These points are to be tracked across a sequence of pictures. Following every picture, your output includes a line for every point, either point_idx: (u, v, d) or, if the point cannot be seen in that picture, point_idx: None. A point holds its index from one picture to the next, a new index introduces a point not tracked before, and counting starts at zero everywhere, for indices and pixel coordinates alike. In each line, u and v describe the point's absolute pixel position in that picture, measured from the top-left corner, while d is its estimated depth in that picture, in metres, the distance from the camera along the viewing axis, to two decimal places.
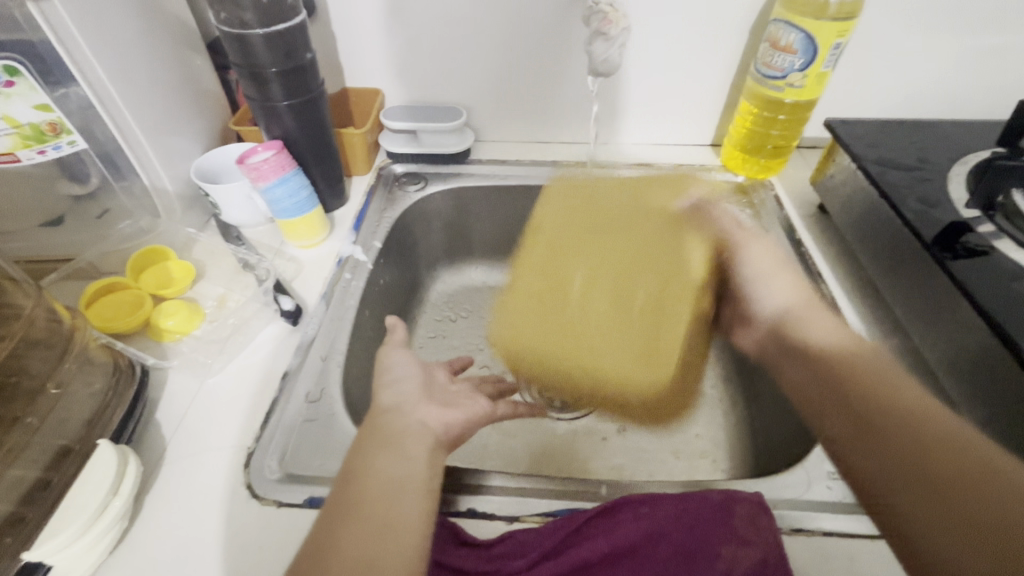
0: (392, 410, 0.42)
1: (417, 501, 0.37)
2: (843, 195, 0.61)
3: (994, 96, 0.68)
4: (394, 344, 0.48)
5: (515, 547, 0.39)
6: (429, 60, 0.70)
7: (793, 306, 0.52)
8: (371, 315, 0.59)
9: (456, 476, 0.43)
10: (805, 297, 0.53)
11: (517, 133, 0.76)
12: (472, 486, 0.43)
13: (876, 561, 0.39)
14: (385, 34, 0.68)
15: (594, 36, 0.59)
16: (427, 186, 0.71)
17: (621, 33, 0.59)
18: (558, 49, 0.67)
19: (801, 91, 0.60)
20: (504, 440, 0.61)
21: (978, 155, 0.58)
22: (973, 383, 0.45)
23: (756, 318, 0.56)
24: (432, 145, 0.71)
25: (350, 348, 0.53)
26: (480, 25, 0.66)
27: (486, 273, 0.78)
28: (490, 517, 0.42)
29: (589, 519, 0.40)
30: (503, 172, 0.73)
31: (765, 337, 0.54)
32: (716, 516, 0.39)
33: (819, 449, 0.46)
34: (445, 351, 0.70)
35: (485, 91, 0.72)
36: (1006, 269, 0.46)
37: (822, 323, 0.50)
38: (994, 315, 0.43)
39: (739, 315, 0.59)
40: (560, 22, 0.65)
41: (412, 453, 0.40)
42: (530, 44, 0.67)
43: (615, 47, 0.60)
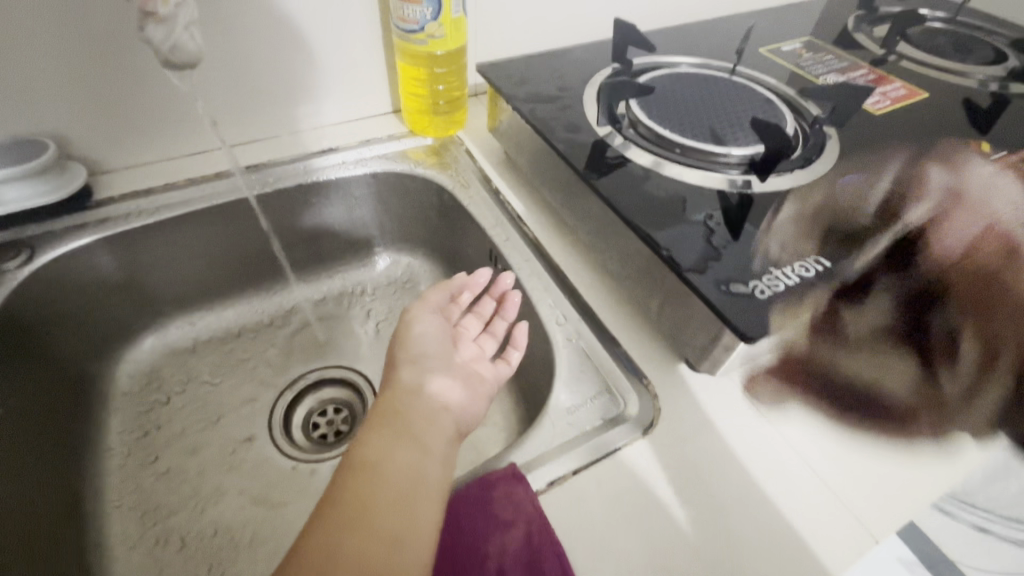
0: (416, 392, 0.44)
1: (427, 507, 0.35)
2: (515, 138, 0.63)
3: (626, 8, 0.72)
4: (422, 308, 0.51)
5: (463, 537, 0.37)
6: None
7: (425, 384, 0.45)
8: None
9: (424, 483, 0.37)
10: (442, 445, 0.41)
11: (151, 152, 0.61)
12: (386, 515, 0.34)
13: (622, 482, 0.40)
14: None
15: (141, 17, 0.45)
16: (37, 255, 0.54)
17: (178, 12, 0.45)
18: (127, 46, 0.53)
19: (444, 40, 0.59)
20: (268, 514, 0.54)
21: (611, 68, 0.61)
22: (656, 293, 0.47)
23: (418, 486, 0.37)
24: (20, 199, 0.53)
25: None
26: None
27: (194, 327, 0.67)
28: (392, 478, 0.36)
29: (455, 545, 0.37)
30: (151, 205, 0.59)
31: (441, 450, 0.40)
32: (527, 562, 0.35)
33: (557, 387, 0.46)
34: (163, 445, 0.58)
35: (71, 113, 0.55)
36: (662, 192, 0.48)
37: (421, 416, 0.42)
38: (645, 230, 0.45)
39: (418, 466, 0.38)
40: (112, 10, 0.50)
41: (428, 453, 0.39)
42: (85, 46, 0.51)
43: (180, 30, 0.46)
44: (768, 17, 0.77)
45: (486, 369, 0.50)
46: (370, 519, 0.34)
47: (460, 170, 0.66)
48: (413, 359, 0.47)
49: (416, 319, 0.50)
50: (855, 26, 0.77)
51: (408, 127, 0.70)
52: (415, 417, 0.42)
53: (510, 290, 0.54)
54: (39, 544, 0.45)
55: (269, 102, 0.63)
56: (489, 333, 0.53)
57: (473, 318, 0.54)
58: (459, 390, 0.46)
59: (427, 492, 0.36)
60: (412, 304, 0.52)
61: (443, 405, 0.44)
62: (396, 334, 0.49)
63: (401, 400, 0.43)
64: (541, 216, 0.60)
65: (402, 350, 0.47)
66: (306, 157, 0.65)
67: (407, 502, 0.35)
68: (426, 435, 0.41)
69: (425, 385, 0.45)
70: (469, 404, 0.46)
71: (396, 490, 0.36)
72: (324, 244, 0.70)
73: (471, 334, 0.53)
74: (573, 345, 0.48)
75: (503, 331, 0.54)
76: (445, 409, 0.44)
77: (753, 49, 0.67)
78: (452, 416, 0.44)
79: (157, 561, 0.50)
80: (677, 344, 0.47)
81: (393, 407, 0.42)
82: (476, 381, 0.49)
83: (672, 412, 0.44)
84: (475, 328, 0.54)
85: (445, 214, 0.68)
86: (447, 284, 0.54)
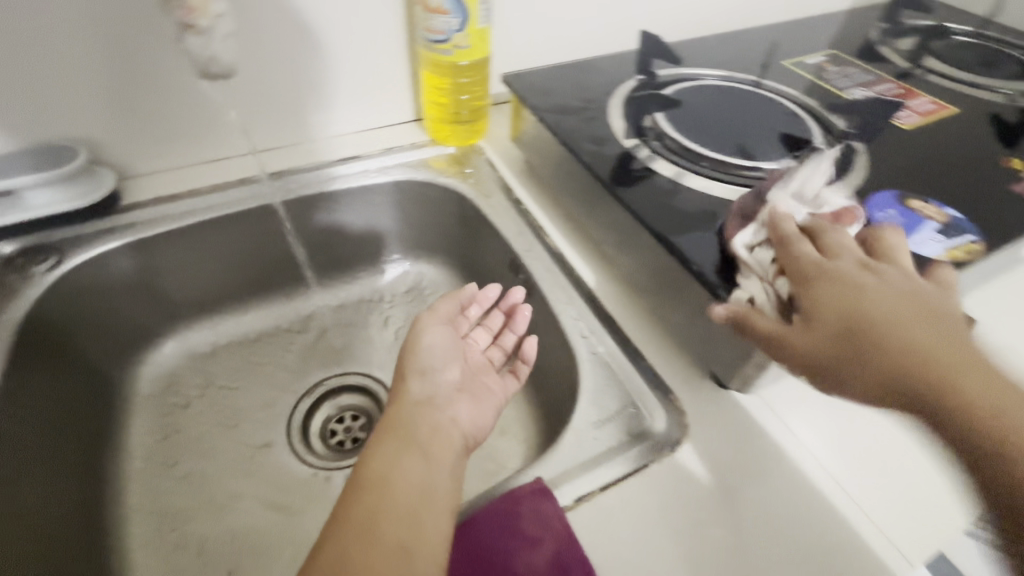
0: (425, 404, 0.44)
1: (437, 517, 0.35)
2: (538, 148, 0.63)
3: (650, 20, 0.72)
4: (433, 319, 0.50)
5: (488, 555, 0.36)
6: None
7: (433, 397, 0.45)
8: None
9: (435, 493, 0.37)
10: (449, 454, 0.41)
11: (178, 158, 0.62)
12: (400, 525, 0.34)
13: (649, 499, 0.40)
14: None
15: (181, 29, 0.45)
16: (64, 259, 0.54)
17: (216, 23, 0.46)
18: (159, 54, 0.53)
19: (469, 51, 0.59)
20: (287, 521, 0.54)
21: (635, 80, 0.61)
22: (682, 307, 0.47)
23: (426, 496, 0.36)
24: (46, 204, 0.54)
25: None
26: (32, 39, 0.48)
27: (213, 331, 0.67)
28: (403, 488, 0.36)
29: (481, 562, 0.36)
30: (176, 211, 0.59)
31: (447, 459, 0.40)
32: None
33: (582, 400, 0.46)
34: (183, 450, 0.58)
35: (102, 120, 0.55)
36: (691, 205, 0.47)
37: (428, 426, 0.42)
38: (674, 242, 0.45)
39: (424, 476, 0.38)
40: (144, 19, 0.51)
41: (436, 463, 0.39)
42: (119, 54, 0.52)
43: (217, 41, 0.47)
44: (791, 30, 0.77)
45: (495, 382, 0.51)
46: (380, 531, 0.33)
47: (482, 180, 0.66)
48: (423, 371, 0.46)
49: (427, 330, 0.49)
50: (880, 39, 0.76)
51: (430, 135, 0.70)
52: (423, 427, 0.42)
53: (520, 303, 0.55)
54: (63, 547, 0.45)
55: (295, 110, 0.63)
56: (497, 346, 0.55)
57: (483, 331, 0.55)
58: (467, 402, 0.47)
59: (437, 501, 0.36)
60: (421, 313, 0.50)
61: (450, 416, 0.44)
62: (406, 345, 0.48)
63: (408, 411, 0.43)
64: (563, 227, 0.60)
65: (410, 362, 0.46)
66: (329, 165, 0.65)
67: (417, 512, 0.35)
68: (433, 445, 0.40)
69: (434, 399, 0.45)
70: (479, 416, 0.46)
71: (405, 501, 0.35)
72: (344, 251, 0.70)
73: (479, 346, 0.55)
74: (598, 358, 0.48)
75: (512, 343, 0.55)
76: (453, 423, 0.44)
77: (778, 63, 0.66)
78: (461, 430, 0.44)
79: (177, 566, 0.50)
80: (705, 360, 0.46)
81: (398, 419, 0.42)
82: (485, 395, 0.49)
83: (698, 429, 0.43)
84: (484, 340, 0.55)
85: (465, 222, 0.68)
86: (459, 295, 0.53)
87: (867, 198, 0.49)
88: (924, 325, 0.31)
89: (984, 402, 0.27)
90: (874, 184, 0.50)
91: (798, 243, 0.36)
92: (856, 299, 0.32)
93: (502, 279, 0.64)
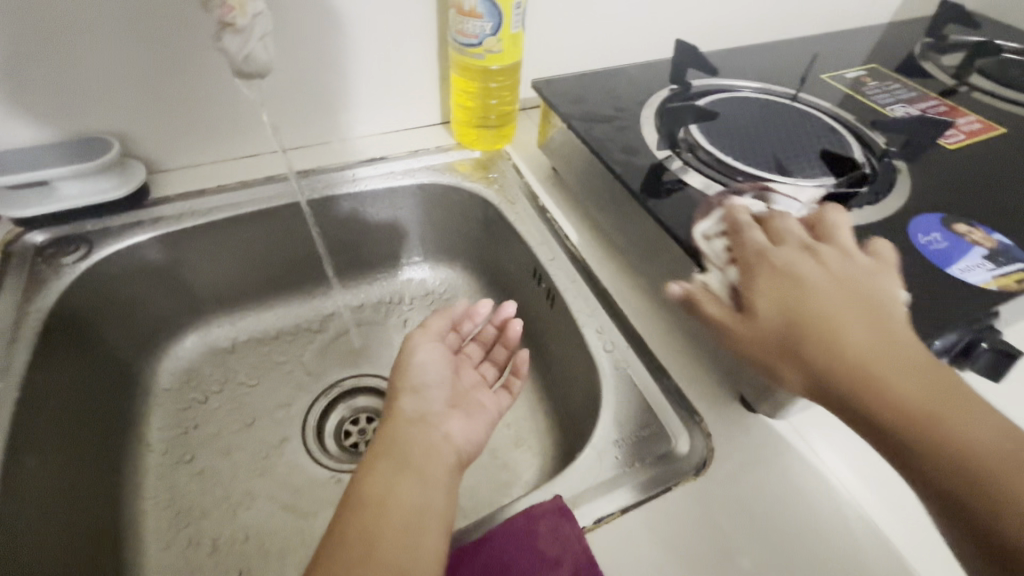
0: (419, 420, 0.42)
1: (434, 537, 0.35)
2: (565, 156, 0.62)
3: (684, 29, 0.70)
4: (425, 335, 0.50)
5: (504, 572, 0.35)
6: (12, 81, 0.50)
7: (426, 413, 0.43)
8: (23, 470, 0.43)
9: (435, 513, 0.36)
10: (443, 470, 0.39)
11: (207, 153, 0.62)
12: (400, 547, 0.34)
13: (670, 523, 0.38)
14: None
15: (219, 28, 0.45)
16: (93, 251, 0.55)
17: (254, 23, 0.46)
18: (195, 51, 0.54)
19: (501, 56, 0.58)
20: (299, 522, 0.53)
21: (668, 89, 0.59)
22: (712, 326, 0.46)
23: (422, 517, 0.36)
24: (78, 196, 0.54)
25: None
26: (73, 33, 0.49)
27: (233, 327, 0.67)
28: (401, 510, 0.36)
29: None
30: (201, 207, 0.60)
31: (440, 476, 0.39)
32: None
33: (604, 417, 0.45)
34: (200, 444, 0.58)
35: (136, 115, 0.56)
36: None
37: (421, 441, 0.41)
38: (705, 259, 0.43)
39: (421, 495, 0.37)
40: (181, 15, 0.51)
41: (431, 482, 0.38)
42: (156, 50, 0.52)
43: (254, 41, 0.47)
44: (830, 42, 0.75)
45: (489, 397, 0.49)
46: (376, 557, 0.33)
47: (507, 186, 0.65)
48: (417, 388, 0.45)
49: (420, 346, 0.49)
50: (922, 53, 0.74)
51: (456, 139, 0.69)
52: (417, 445, 0.40)
53: (511, 317, 0.56)
54: (79, 538, 0.46)
55: (324, 109, 0.63)
56: (490, 361, 0.55)
57: (477, 345, 0.55)
58: (461, 416, 0.45)
59: (433, 521, 0.36)
60: (413, 331, 0.50)
61: (445, 432, 0.42)
62: (397, 362, 0.48)
63: (401, 427, 0.41)
64: (588, 237, 0.59)
65: (401, 378, 0.46)
66: (355, 165, 0.65)
67: (412, 534, 0.34)
68: (426, 462, 0.39)
69: (427, 415, 0.43)
70: (473, 431, 0.45)
71: (403, 523, 0.35)
72: (366, 251, 0.70)
73: (473, 361, 0.54)
74: (622, 374, 0.47)
75: (503, 358, 0.55)
76: (446, 439, 0.42)
77: (816, 76, 0.64)
78: (454, 447, 0.42)
79: (189, 562, 0.50)
80: (734, 381, 0.45)
81: (392, 437, 0.41)
82: (477, 409, 0.47)
83: (724, 454, 0.42)
84: (477, 354, 0.55)
85: (488, 228, 0.67)
86: (450, 311, 0.53)
87: (910, 220, 0.47)
88: (859, 321, 0.34)
89: (916, 405, 0.30)
90: (917, 205, 0.48)
91: (748, 231, 0.41)
92: (796, 294, 0.35)
93: (524, 286, 0.63)
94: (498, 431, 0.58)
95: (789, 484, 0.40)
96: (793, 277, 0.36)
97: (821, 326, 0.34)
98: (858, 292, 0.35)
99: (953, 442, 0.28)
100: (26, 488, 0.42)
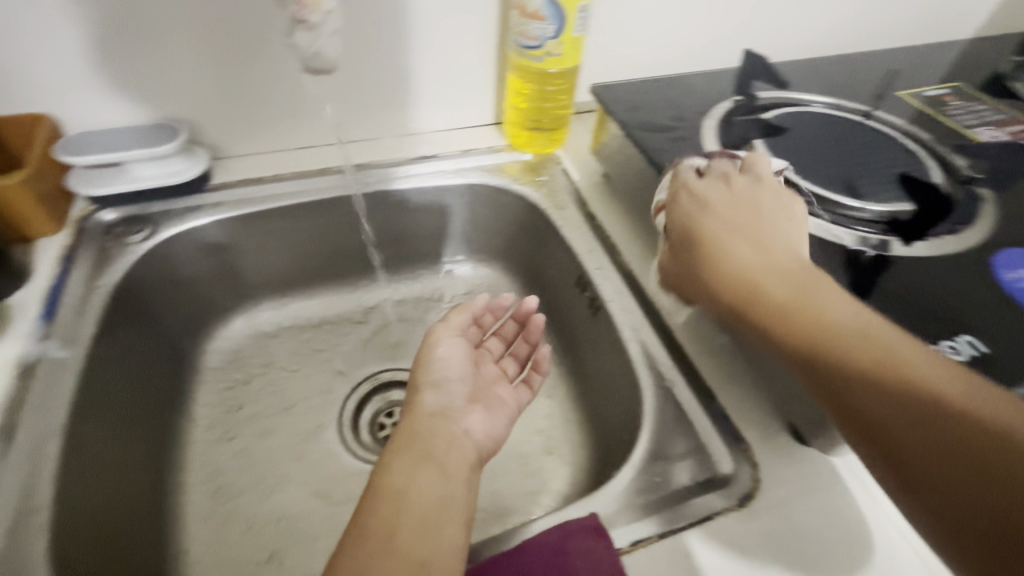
0: (441, 416, 0.43)
1: (454, 530, 0.35)
2: (619, 164, 0.60)
3: (752, 37, 0.68)
4: (446, 329, 0.49)
5: None
6: (94, 66, 0.52)
7: (446, 406, 0.44)
8: (83, 437, 0.45)
9: (458, 510, 0.36)
10: (462, 463, 0.40)
11: (268, 143, 0.64)
12: (423, 539, 0.33)
13: (711, 553, 0.37)
14: (30, 51, 0.50)
15: (292, 23, 0.46)
16: (157, 232, 0.58)
17: (326, 19, 0.47)
18: (265, 43, 0.55)
19: (561, 59, 0.57)
20: (331, 510, 0.54)
21: (733, 100, 0.57)
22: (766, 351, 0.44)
23: (441, 508, 0.35)
24: (148, 176, 0.56)
25: (51, 504, 0.39)
26: (155, 23, 0.51)
27: (279, 312, 0.69)
28: (425, 503, 0.35)
29: None
30: (257, 194, 0.61)
31: (459, 467, 0.39)
32: None
33: (645, 436, 0.43)
34: (242, 424, 0.60)
35: (206, 103, 0.58)
36: None
37: (442, 432, 0.41)
38: None
39: (441, 486, 0.37)
40: (252, 8, 0.52)
41: (452, 477, 0.38)
42: (229, 41, 0.54)
43: (324, 37, 0.48)
44: (909, 56, 0.71)
45: (508, 393, 0.49)
46: (394, 547, 0.32)
47: (556, 190, 0.64)
48: (438, 385, 0.45)
49: (441, 341, 0.48)
50: (1012, 73, 0.69)
51: (507, 141, 0.69)
52: (438, 437, 0.40)
53: (534, 312, 0.55)
54: (128, 505, 0.48)
55: (382, 105, 0.64)
56: (511, 355, 0.54)
57: (498, 340, 0.55)
58: (480, 410, 0.45)
59: (453, 515, 0.36)
60: (433, 324, 0.49)
61: (464, 428, 0.43)
62: (418, 357, 0.48)
63: (421, 417, 0.42)
64: (637, 248, 0.57)
65: (423, 373, 0.46)
66: (407, 161, 0.66)
67: (433, 524, 0.34)
68: (446, 453, 0.40)
69: (448, 411, 0.43)
70: (492, 426, 0.45)
71: (425, 514, 0.35)
72: (411, 247, 0.71)
73: (495, 355, 0.54)
74: (666, 393, 0.45)
75: (525, 352, 0.55)
76: (466, 435, 0.42)
77: (893, 93, 0.61)
78: (474, 443, 0.43)
79: (225, 539, 0.52)
80: (787, 410, 0.43)
81: (412, 428, 0.41)
82: (497, 405, 0.47)
83: (771, 486, 0.40)
84: (499, 349, 0.54)
85: (534, 232, 0.66)
86: (471, 304, 0.51)
87: (993, 254, 0.43)
88: (743, 240, 0.40)
89: (772, 302, 0.36)
90: (1002, 238, 0.45)
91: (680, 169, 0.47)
92: (697, 222, 0.42)
93: (566, 293, 0.62)
94: (531, 438, 0.58)
95: (839, 524, 0.38)
96: (697, 205, 0.43)
97: (713, 248, 0.41)
98: (753, 211, 0.41)
99: (802, 333, 0.34)
100: (84, 454, 0.45)
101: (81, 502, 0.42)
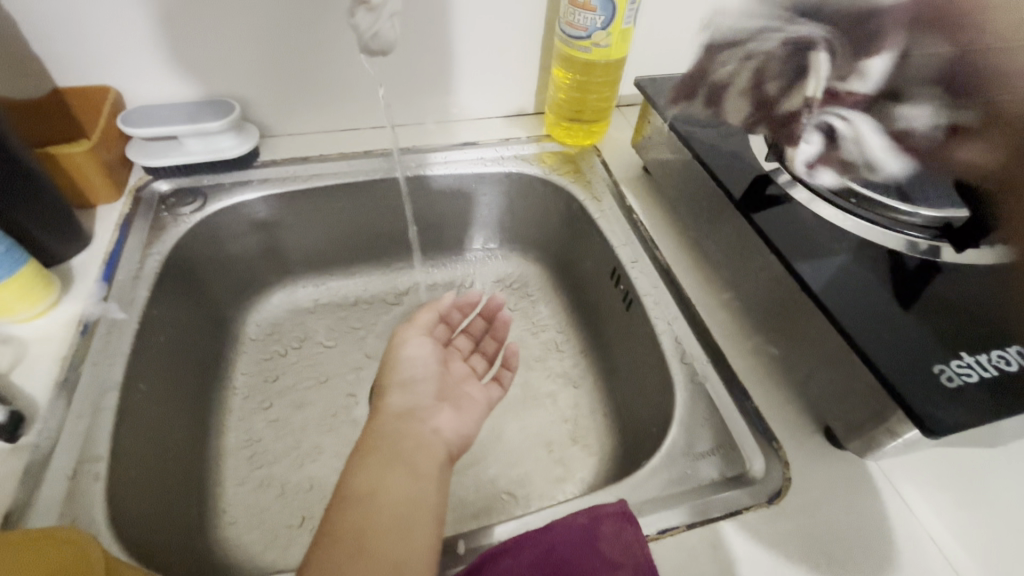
0: (410, 416, 0.44)
1: (426, 528, 0.36)
2: (661, 158, 0.60)
3: None
4: (411, 329, 0.52)
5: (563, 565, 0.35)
6: (159, 41, 0.54)
7: (412, 405, 0.45)
8: (137, 393, 0.47)
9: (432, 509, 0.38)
10: (431, 462, 0.41)
11: (315, 123, 0.65)
12: (403, 537, 0.35)
13: (740, 546, 0.37)
14: (100, 25, 0.52)
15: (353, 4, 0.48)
16: (206, 204, 0.60)
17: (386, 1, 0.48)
18: (320, 24, 0.56)
19: (608, 50, 0.57)
20: None
21: None
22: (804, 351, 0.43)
23: (412, 507, 0.37)
24: (202, 151, 0.59)
25: (108, 453, 0.42)
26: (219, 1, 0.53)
27: (317, 289, 0.71)
28: (405, 502, 0.37)
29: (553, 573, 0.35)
30: (300, 172, 0.63)
31: (428, 465, 0.41)
32: None
33: (676, 428, 0.44)
34: (279, 394, 0.62)
35: (259, 81, 0.60)
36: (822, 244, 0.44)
37: (411, 432, 0.43)
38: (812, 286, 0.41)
39: (411, 486, 0.38)
40: None
41: (422, 476, 0.40)
42: (286, 21, 0.56)
43: (384, 18, 0.49)
44: None
45: (477, 389, 0.50)
46: (366, 544, 0.34)
47: (595, 180, 0.64)
48: (405, 385, 0.47)
49: (407, 340, 0.50)
50: None
51: (547, 130, 0.69)
52: (405, 437, 0.42)
53: (501, 309, 0.57)
54: (173, 462, 0.50)
55: (427, 90, 0.65)
56: (479, 353, 0.56)
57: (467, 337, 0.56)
58: (449, 408, 0.47)
59: (424, 513, 0.37)
60: (401, 326, 0.52)
61: (433, 427, 0.44)
62: (386, 359, 0.50)
63: (390, 418, 0.44)
64: (674, 243, 0.57)
65: (390, 374, 0.48)
66: (448, 147, 0.67)
67: (406, 522, 0.36)
68: (416, 452, 0.41)
69: (415, 409, 0.45)
70: (461, 423, 0.46)
71: (399, 513, 0.36)
72: (447, 232, 0.72)
73: (463, 353, 0.55)
74: (699, 387, 0.46)
75: (493, 350, 0.56)
76: (435, 434, 0.44)
77: None
78: (443, 441, 0.44)
79: (261, 501, 0.54)
80: (823, 410, 0.42)
81: (381, 431, 0.42)
82: (467, 403, 0.49)
83: (803, 485, 0.40)
84: (467, 346, 0.55)
85: (570, 223, 0.67)
86: (439, 302, 0.54)
87: None
88: None
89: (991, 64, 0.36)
90: None
91: None
92: None
93: (599, 285, 0.62)
94: (558, 425, 0.59)
95: (873, 526, 0.38)
96: None
97: None
98: None
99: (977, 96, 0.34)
100: (138, 409, 0.47)
101: (133, 454, 0.45)
